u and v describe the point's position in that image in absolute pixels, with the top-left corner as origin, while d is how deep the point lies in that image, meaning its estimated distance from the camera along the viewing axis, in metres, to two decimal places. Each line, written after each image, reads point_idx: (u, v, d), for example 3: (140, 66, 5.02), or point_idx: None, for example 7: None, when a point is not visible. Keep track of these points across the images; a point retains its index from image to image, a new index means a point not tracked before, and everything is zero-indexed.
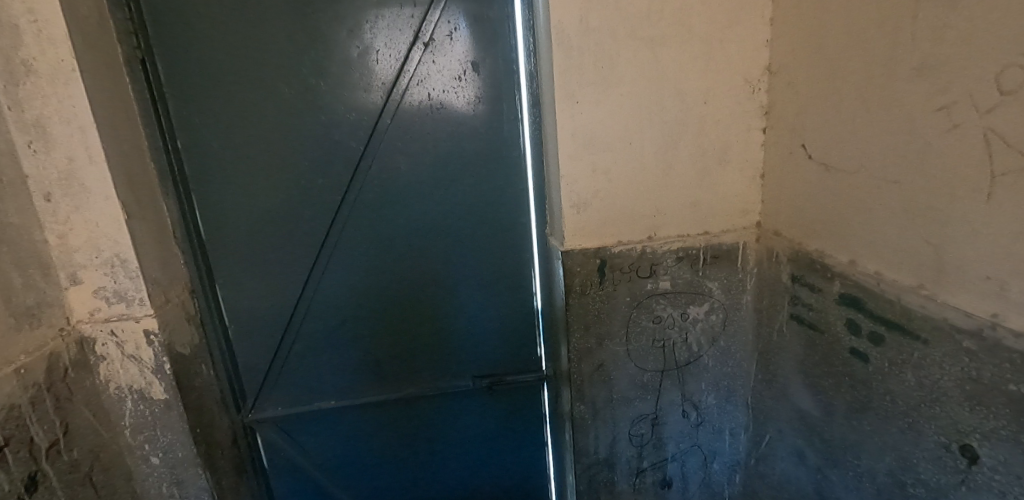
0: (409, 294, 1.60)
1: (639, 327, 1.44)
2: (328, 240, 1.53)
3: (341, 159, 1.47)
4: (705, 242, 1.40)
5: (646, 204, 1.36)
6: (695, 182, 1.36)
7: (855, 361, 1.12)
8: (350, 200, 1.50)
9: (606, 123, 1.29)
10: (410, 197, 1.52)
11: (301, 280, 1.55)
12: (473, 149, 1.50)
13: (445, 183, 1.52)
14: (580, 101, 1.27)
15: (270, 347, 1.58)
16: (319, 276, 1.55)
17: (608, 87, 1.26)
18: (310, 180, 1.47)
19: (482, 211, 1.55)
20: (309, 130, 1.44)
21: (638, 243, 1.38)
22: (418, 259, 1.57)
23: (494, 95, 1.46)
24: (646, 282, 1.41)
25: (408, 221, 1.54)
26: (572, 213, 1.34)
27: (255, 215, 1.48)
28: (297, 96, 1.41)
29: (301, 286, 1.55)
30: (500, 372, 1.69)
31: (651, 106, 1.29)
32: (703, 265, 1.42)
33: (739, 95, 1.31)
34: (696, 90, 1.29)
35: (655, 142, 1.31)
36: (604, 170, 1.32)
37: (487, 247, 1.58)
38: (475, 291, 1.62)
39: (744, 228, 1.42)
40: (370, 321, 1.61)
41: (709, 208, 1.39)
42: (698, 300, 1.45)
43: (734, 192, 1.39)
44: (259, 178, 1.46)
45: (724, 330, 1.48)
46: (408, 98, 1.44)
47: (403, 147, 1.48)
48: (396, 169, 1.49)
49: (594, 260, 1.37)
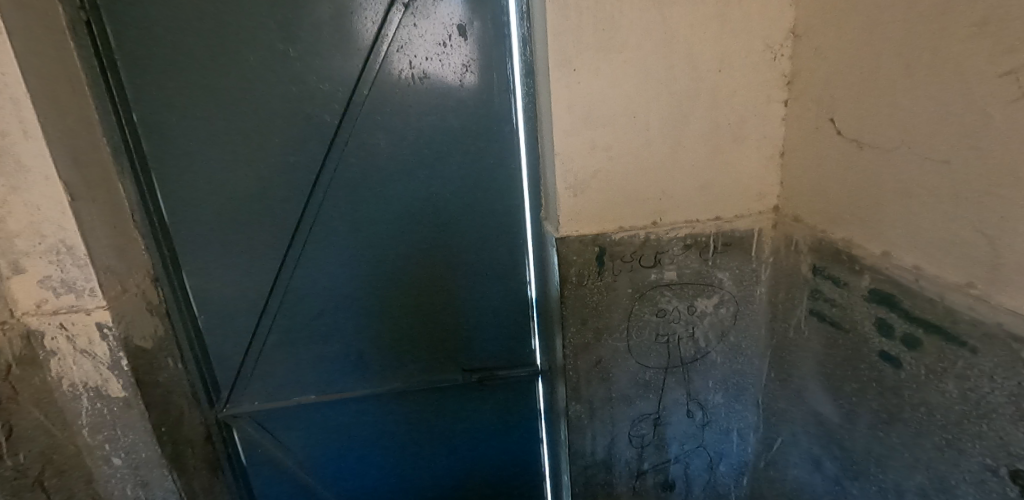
0: (393, 282, 1.48)
1: (641, 322, 1.32)
2: (302, 224, 1.40)
3: (315, 135, 1.33)
4: (716, 228, 1.27)
5: (651, 186, 1.22)
6: (707, 161, 1.22)
7: (884, 365, 0.99)
8: (326, 180, 1.37)
9: (607, 94, 1.14)
10: (391, 178, 1.39)
11: (275, 267, 1.43)
12: (460, 124, 1.36)
13: (430, 162, 1.38)
14: (577, 68, 1.12)
15: (244, 338, 1.47)
16: (293, 263, 1.43)
17: (610, 53, 1.11)
18: (282, 159, 1.34)
19: (471, 192, 1.42)
20: (279, 102, 1.30)
21: (642, 229, 1.24)
22: (402, 245, 1.45)
23: (483, 63, 1.31)
24: (650, 272, 1.27)
25: (391, 204, 1.41)
26: (568, 195, 1.21)
27: (224, 196, 1.36)
28: (266, 65, 1.27)
29: (274, 273, 1.43)
30: (492, 366, 1.58)
31: (657, 75, 1.14)
32: (714, 254, 1.28)
33: (758, 63, 1.16)
34: (710, 56, 1.14)
35: (663, 116, 1.17)
36: (605, 147, 1.18)
37: (476, 232, 1.45)
38: (464, 279, 1.49)
39: (760, 213, 1.28)
40: (351, 310, 1.50)
41: (722, 191, 1.24)
42: (707, 293, 1.32)
43: (750, 173, 1.24)
44: (226, 156, 1.33)
45: (734, 324, 1.36)
46: (387, 66, 1.30)
47: (383, 121, 1.34)
48: (375, 146, 1.36)
49: (592, 248, 1.24)
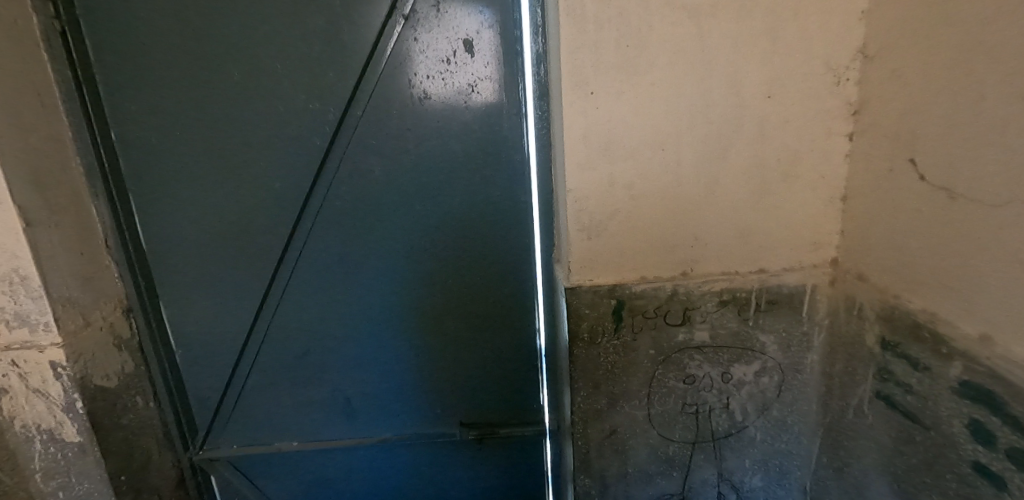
0: (386, 323, 1.33)
1: (665, 388, 1.12)
2: (287, 255, 1.27)
3: (304, 159, 1.21)
4: (759, 283, 1.06)
5: (681, 231, 1.03)
6: (749, 204, 1.02)
7: (981, 481, 0.77)
8: (314, 208, 1.24)
9: (631, 122, 0.96)
10: (385, 208, 1.25)
11: (258, 301, 1.30)
12: (464, 151, 1.21)
13: (431, 192, 1.23)
14: (595, 91, 0.94)
15: (223, 376, 1.35)
16: (277, 298, 1.30)
17: (635, 73, 0.94)
18: (268, 184, 1.22)
19: (475, 227, 1.26)
20: (266, 122, 1.18)
21: (668, 281, 1.05)
22: (397, 282, 1.30)
23: (492, 84, 1.16)
24: (676, 331, 1.08)
25: (386, 237, 1.27)
26: (581, 239, 1.02)
27: (206, 222, 1.24)
28: (254, 81, 1.16)
29: (256, 307, 1.30)
30: (494, 420, 1.40)
31: (692, 101, 0.95)
32: (755, 313, 1.08)
33: (816, 88, 0.96)
34: (756, 80, 0.95)
35: (697, 150, 0.98)
36: (626, 184, 0.99)
37: (480, 271, 1.29)
38: (466, 323, 1.33)
39: (814, 267, 1.06)
40: (340, 351, 1.35)
41: (767, 240, 1.04)
42: (746, 358, 1.11)
43: (803, 219, 1.03)
44: (208, 179, 1.22)
45: (778, 395, 1.14)
46: (383, 84, 1.16)
47: (379, 146, 1.20)
48: (369, 172, 1.22)
49: (608, 300, 1.05)
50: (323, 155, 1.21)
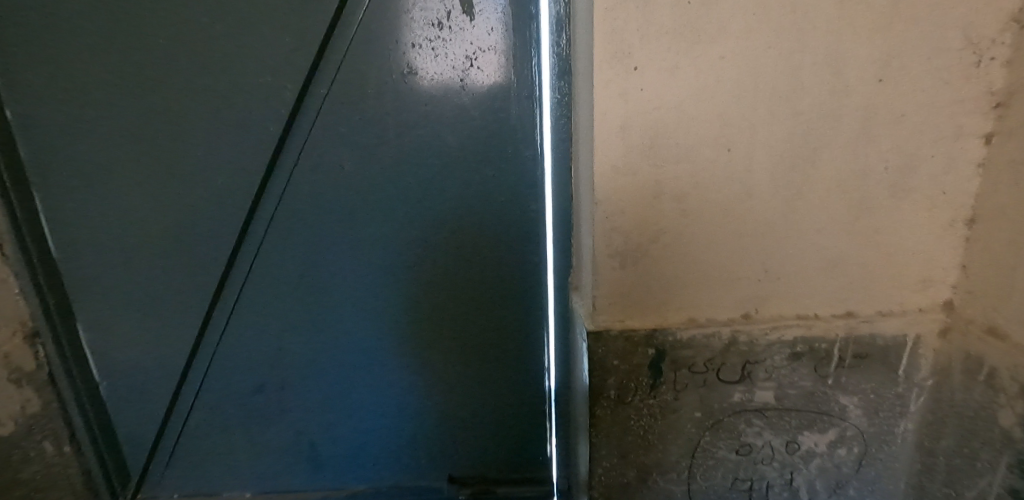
0: (359, 355, 1.07)
1: (712, 460, 0.86)
2: (235, 269, 1.02)
3: (254, 149, 0.94)
4: (847, 331, 0.80)
5: (747, 260, 0.76)
6: (842, 227, 0.75)
7: None
8: (268, 210, 0.98)
9: (687, 111, 0.69)
10: (359, 214, 0.98)
11: (200, 326, 1.04)
12: (460, 144, 0.94)
13: (417, 196, 0.97)
14: (640, 67, 0.67)
15: (158, 415, 1.10)
16: (224, 321, 1.05)
17: (697, 43, 0.66)
18: (208, 181, 0.96)
19: (472, 241, 0.99)
20: (204, 101, 0.92)
21: (726, 327, 0.79)
22: (374, 306, 1.04)
23: (498, 56, 0.89)
24: (732, 390, 0.82)
25: (360, 251, 1.00)
26: (611, 267, 0.76)
27: (132, 227, 0.98)
28: (187, 46, 0.89)
29: (197, 332, 1.05)
30: (490, 474, 1.15)
31: (773, 84, 0.68)
32: (837, 369, 0.82)
33: (946, 70, 0.69)
34: (864, 57, 0.68)
35: (777, 152, 0.71)
36: (676, 196, 0.72)
37: (477, 295, 1.03)
38: (458, 358, 1.07)
39: (921, 312, 0.80)
40: (302, 388, 1.09)
41: (860, 276, 0.78)
42: (819, 425, 0.85)
43: (912, 250, 0.77)
44: (132, 171, 0.95)
45: (856, 471, 0.88)
46: (354, 56, 0.89)
47: (350, 135, 0.93)
48: (336, 169, 0.95)
49: (645, 350, 0.79)
50: (282, 144, 0.94)
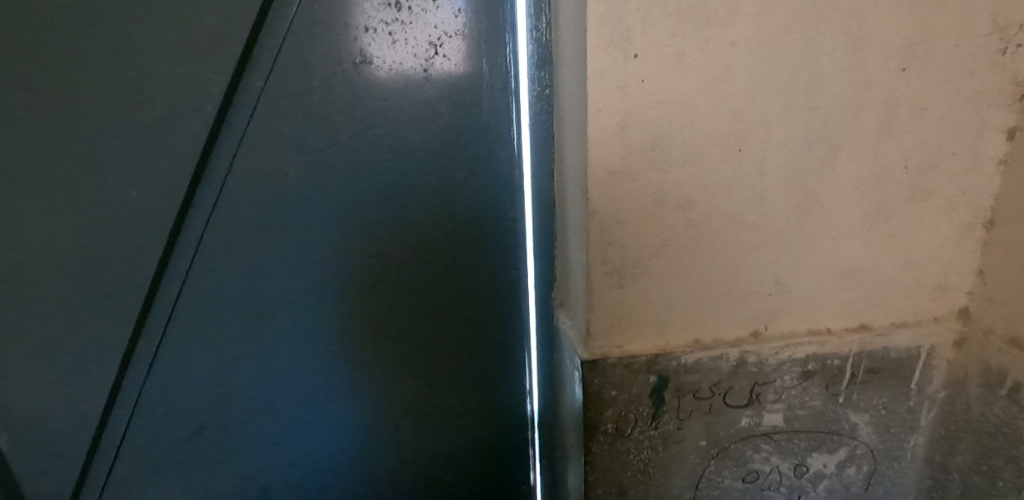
0: (313, 393, 0.92)
1: (717, 491, 0.78)
2: (157, 306, 0.83)
3: (173, 158, 0.76)
4: (860, 346, 0.73)
5: (759, 272, 0.68)
6: (857, 232, 0.68)
7: None
8: (195, 233, 0.80)
9: (693, 106, 0.59)
10: (309, 233, 0.82)
11: (113, 375, 0.85)
12: (426, 146, 0.80)
13: (379, 207, 0.82)
14: (641, 54, 0.57)
15: (63, 482, 0.89)
16: (144, 371, 0.85)
17: (705, 26, 0.57)
18: (112, 197, 0.76)
19: (443, 257, 0.86)
20: (100, 99, 0.72)
21: (734, 348, 0.70)
22: (331, 337, 0.88)
23: (467, 43, 0.77)
24: (739, 415, 0.74)
25: (313, 273, 0.84)
26: (609, 287, 0.66)
27: (7, 258, 0.77)
28: (71, 29, 0.69)
29: (111, 387, 0.85)
30: None
31: (790, 74, 0.60)
32: (849, 386, 0.75)
33: (974, 58, 0.62)
34: (887, 43, 0.60)
35: (791, 151, 0.63)
36: (682, 203, 0.63)
37: (451, 318, 0.90)
38: (430, 388, 0.94)
39: (935, 322, 0.74)
40: (247, 434, 0.92)
41: (876, 285, 0.71)
42: (828, 446, 0.78)
43: (930, 256, 0.70)
44: (3, 190, 0.74)
45: (864, 491, 0.82)
46: (294, 41, 0.73)
47: (295, 138, 0.77)
48: (280, 179, 0.79)
49: (646, 377, 0.70)
50: (209, 151, 0.77)
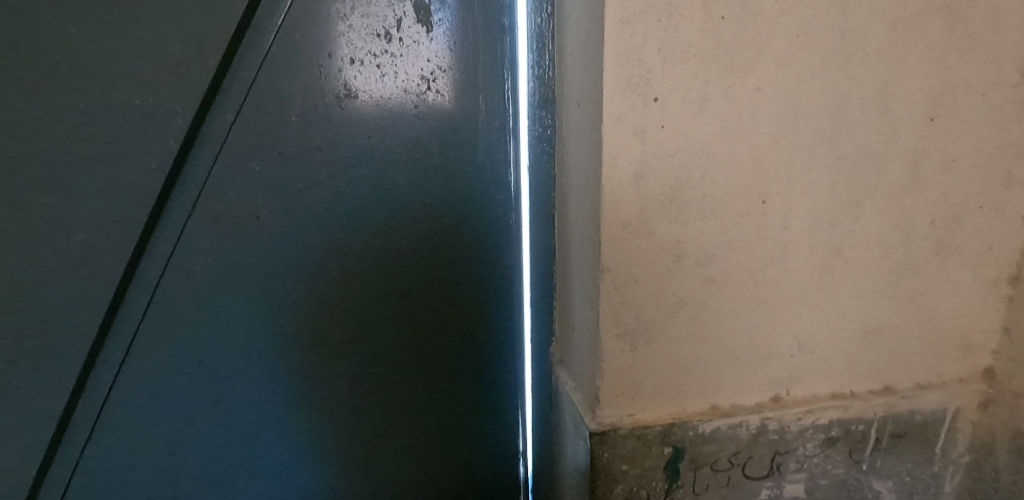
0: (280, 468, 0.79)
1: None
2: (98, 371, 0.71)
3: (125, 199, 0.66)
4: (885, 410, 0.68)
5: (781, 333, 0.63)
6: (883, 289, 0.63)
7: None
8: (148, 285, 0.69)
9: (715, 155, 0.54)
10: (281, 285, 0.72)
11: (41, 452, 0.72)
12: (416, 189, 0.73)
13: (362, 255, 0.73)
14: (661, 97, 0.52)
15: None
16: (80, 445, 0.72)
17: (730, 69, 0.52)
18: (50, 243, 0.66)
19: (431, 308, 0.78)
20: (42, 132, 0.63)
21: (755, 415, 0.64)
22: (302, 401, 0.77)
23: (462, 79, 0.71)
24: (758, 487, 0.67)
25: (284, 330, 0.74)
26: (621, 350, 0.59)
27: None
28: (10, 52, 0.60)
29: (40, 464, 0.72)
30: None
31: (816, 123, 0.56)
32: (873, 452, 0.69)
33: (1000, 109, 0.59)
34: (914, 92, 0.57)
35: (815, 203, 0.59)
36: (702, 258, 0.58)
37: (439, 377, 0.81)
38: (415, 456, 0.84)
39: (960, 383, 0.69)
40: None
41: (902, 345, 0.66)
42: None
43: (955, 314, 0.66)
44: None
45: None
46: (271, 72, 0.66)
47: (268, 177, 0.69)
48: (251, 224, 0.70)
49: (661, 449, 0.62)
50: (168, 192, 0.67)
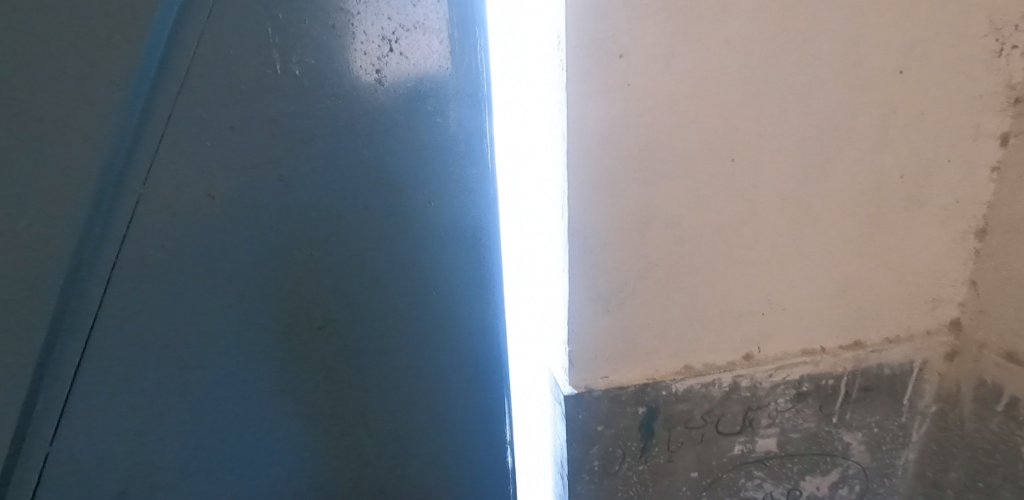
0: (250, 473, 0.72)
1: None
2: (47, 383, 0.61)
3: (66, 180, 0.57)
4: (855, 364, 0.69)
5: (753, 291, 0.63)
6: (853, 246, 0.64)
7: None
8: (100, 281, 0.61)
9: (685, 113, 0.53)
10: (246, 271, 0.65)
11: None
12: (385, 162, 0.68)
13: (324, 235, 0.68)
14: (628, 55, 0.50)
15: None
16: (4, 476, 0.61)
17: (697, 23, 0.51)
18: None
19: (402, 290, 0.73)
20: None
21: (727, 372, 0.65)
22: (265, 402, 0.70)
23: (427, 41, 0.67)
24: (731, 443, 0.69)
25: (244, 322, 0.67)
26: (593, 313, 0.59)
27: None
28: None
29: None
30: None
31: (785, 79, 0.55)
32: (843, 406, 0.71)
33: (968, 61, 0.59)
34: (884, 45, 0.56)
35: (785, 163, 0.58)
36: (672, 220, 0.57)
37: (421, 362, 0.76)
38: (393, 451, 0.79)
39: (928, 336, 0.70)
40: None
41: (872, 300, 0.67)
42: (822, 468, 0.74)
43: (924, 268, 0.67)
44: None
45: None
46: (217, 30, 0.59)
47: (218, 152, 0.62)
48: (207, 207, 0.62)
49: (635, 409, 0.63)
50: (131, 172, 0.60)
